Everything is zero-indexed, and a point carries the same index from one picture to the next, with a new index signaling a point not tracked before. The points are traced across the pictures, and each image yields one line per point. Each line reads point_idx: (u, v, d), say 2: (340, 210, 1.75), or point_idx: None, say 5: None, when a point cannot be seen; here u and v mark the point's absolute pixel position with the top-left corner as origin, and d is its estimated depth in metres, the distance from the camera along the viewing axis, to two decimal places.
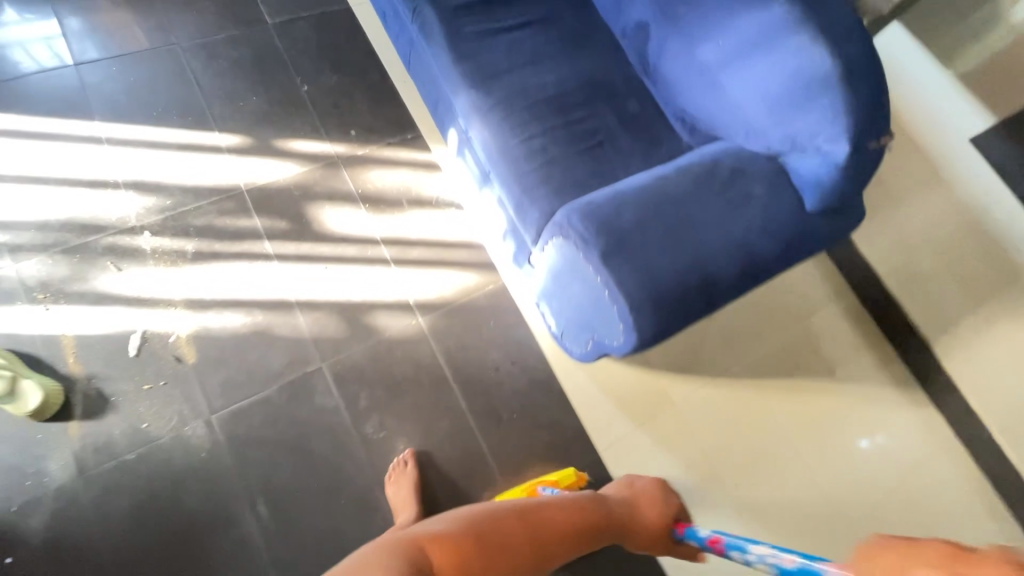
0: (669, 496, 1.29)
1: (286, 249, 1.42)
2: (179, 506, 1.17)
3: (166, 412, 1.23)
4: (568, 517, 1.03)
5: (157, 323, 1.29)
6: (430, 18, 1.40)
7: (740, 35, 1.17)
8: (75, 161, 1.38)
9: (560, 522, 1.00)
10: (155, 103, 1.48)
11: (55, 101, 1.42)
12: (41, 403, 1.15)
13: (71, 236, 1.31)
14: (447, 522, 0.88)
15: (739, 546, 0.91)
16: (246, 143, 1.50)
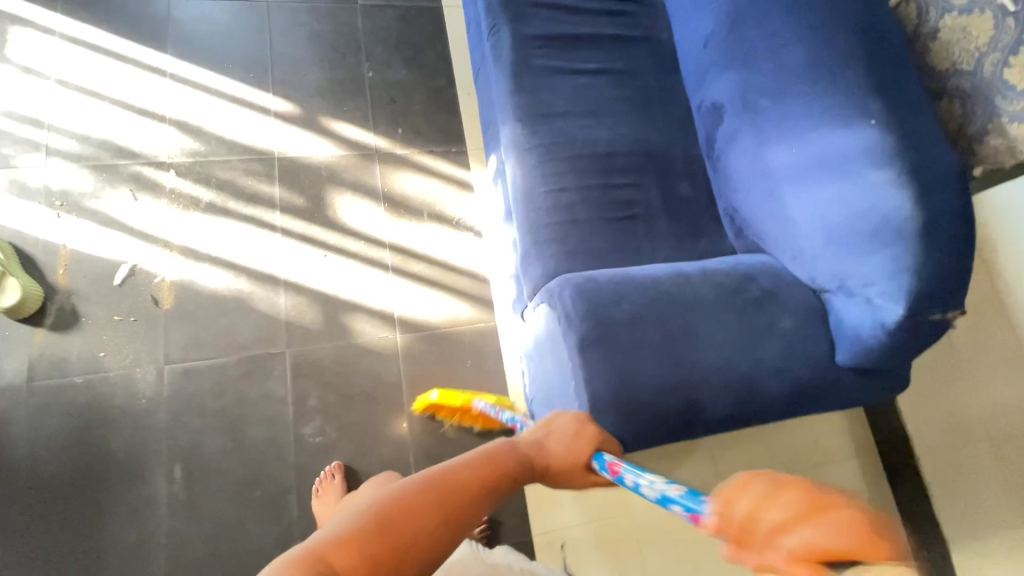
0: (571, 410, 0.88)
1: (294, 226, 1.40)
2: (102, 445, 1.16)
3: (125, 350, 1.23)
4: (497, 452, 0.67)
5: (149, 260, 1.30)
6: (503, 40, 1.34)
7: (817, 152, 1.03)
8: (136, 87, 1.43)
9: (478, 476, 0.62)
10: (226, 52, 1.52)
11: (140, 26, 1.48)
12: (16, 302, 1.17)
13: (104, 155, 1.36)
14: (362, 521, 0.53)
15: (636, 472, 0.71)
16: (295, 112, 1.50)
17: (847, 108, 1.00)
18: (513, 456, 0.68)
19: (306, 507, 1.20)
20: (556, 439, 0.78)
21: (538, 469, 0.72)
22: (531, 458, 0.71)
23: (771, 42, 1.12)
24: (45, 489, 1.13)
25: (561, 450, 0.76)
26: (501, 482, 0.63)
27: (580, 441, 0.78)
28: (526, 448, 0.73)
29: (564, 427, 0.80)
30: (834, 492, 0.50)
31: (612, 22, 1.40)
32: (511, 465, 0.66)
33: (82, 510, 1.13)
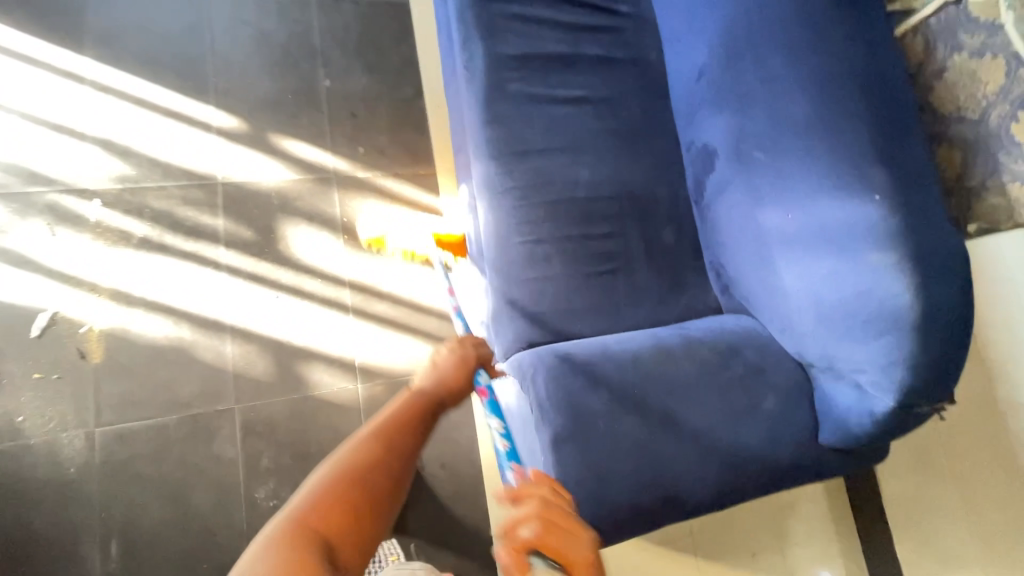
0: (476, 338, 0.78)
1: (241, 263, 1.26)
2: (25, 520, 1.06)
3: (48, 411, 1.10)
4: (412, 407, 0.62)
5: (73, 307, 1.15)
6: (475, 60, 1.19)
7: (814, 222, 0.95)
8: (51, 99, 1.24)
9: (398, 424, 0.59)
10: (156, 53, 1.32)
11: (51, 22, 1.27)
12: None
13: (15, 182, 1.18)
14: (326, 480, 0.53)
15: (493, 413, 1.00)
16: (240, 128, 1.33)
17: (848, 176, 0.91)
18: (413, 403, 0.63)
19: None
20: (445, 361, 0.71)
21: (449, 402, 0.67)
22: (436, 390, 0.66)
23: (771, 89, 1.01)
24: None
25: (452, 370, 0.70)
26: (413, 424, 0.60)
27: (461, 358, 0.71)
28: (426, 387, 0.66)
29: (451, 354, 0.72)
30: (586, 533, 0.60)
31: (597, 39, 1.25)
32: (416, 412, 0.61)
33: None
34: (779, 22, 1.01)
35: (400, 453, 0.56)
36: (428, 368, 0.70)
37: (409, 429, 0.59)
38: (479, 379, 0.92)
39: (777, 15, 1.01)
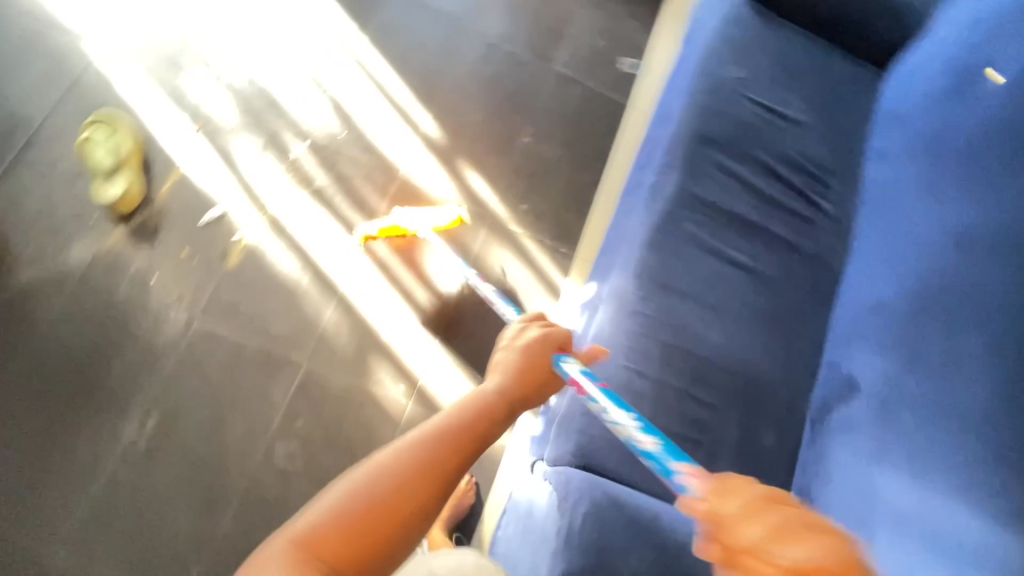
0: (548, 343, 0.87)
1: (379, 248, 1.37)
2: (107, 359, 1.18)
3: (173, 284, 1.25)
4: (473, 422, 0.68)
5: (240, 215, 1.32)
6: (664, 187, 1.25)
7: (939, 520, 0.83)
8: (322, 56, 1.48)
9: (460, 439, 0.65)
10: (413, 58, 1.54)
11: (356, 6, 1.55)
12: (115, 198, 1.24)
13: (260, 102, 1.40)
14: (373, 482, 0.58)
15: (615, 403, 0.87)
16: (440, 142, 1.48)
17: (1003, 497, 0.80)
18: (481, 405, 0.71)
19: (232, 527, 1.14)
20: (518, 358, 0.82)
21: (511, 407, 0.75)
22: (500, 400, 0.74)
23: (952, 361, 0.93)
24: (40, 372, 1.16)
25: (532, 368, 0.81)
26: (466, 446, 0.65)
27: (535, 354, 0.84)
28: (493, 393, 0.74)
29: (545, 351, 0.85)
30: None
31: (783, 222, 1.26)
32: (478, 412, 0.70)
33: (57, 409, 1.15)
34: (985, 300, 0.94)
35: (454, 451, 0.64)
36: (502, 371, 0.80)
37: (466, 424, 0.67)
38: (569, 363, 0.88)
39: (987, 291, 0.95)
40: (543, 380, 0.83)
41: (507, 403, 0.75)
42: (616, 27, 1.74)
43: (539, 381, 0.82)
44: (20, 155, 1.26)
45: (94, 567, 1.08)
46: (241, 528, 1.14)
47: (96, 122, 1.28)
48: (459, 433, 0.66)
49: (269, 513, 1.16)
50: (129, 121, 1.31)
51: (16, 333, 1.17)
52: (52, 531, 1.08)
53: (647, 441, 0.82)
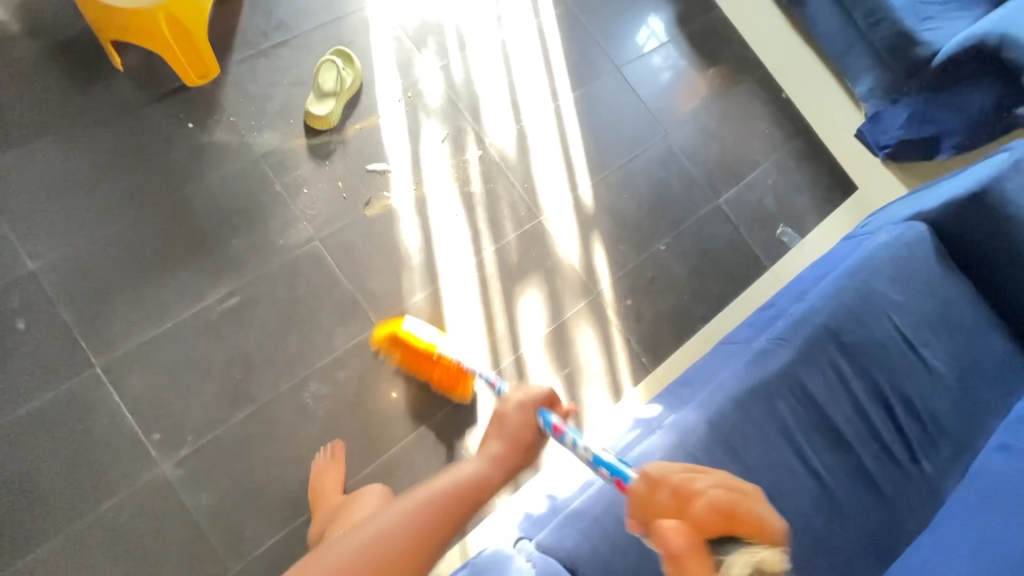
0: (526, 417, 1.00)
1: (489, 267, 1.43)
2: (232, 232, 1.31)
3: (316, 203, 1.36)
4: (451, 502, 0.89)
5: (398, 179, 1.43)
6: (774, 359, 1.23)
7: None
8: (532, 91, 1.62)
9: (437, 519, 0.86)
10: (603, 132, 1.65)
11: (580, 66, 1.69)
12: (315, 115, 1.38)
13: (464, 101, 1.55)
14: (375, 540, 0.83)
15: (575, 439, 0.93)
16: (587, 209, 1.56)
17: None
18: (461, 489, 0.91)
19: (240, 430, 1.20)
20: (500, 446, 0.98)
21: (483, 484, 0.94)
22: (477, 479, 0.94)
23: None
24: (178, 213, 1.29)
25: (513, 449, 0.98)
26: (445, 521, 0.87)
27: (513, 431, 0.99)
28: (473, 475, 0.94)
29: (520, 419, 1.00)
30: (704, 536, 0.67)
31: (863, 451, 1.21)
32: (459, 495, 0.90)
33: (172, 250, 1.27)
34: None
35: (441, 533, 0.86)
36: (487, 452, 0.97)
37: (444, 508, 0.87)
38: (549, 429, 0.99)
39: None
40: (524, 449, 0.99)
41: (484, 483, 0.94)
42: (791, 194, 1.78)
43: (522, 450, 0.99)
44: (269, 46, 1.45)
45: (121, 393, 1.18)
46: (246, 434, 1.20)
47: (338, 53, 1.45)
48: (438, 518, 0.86)
49: (273, 435, 1.21)
50: (362, 64, 1.48)
51: (181, 174, 1.32)
52: (108, 344, 1.19)
53: (603, 469, 0.89)
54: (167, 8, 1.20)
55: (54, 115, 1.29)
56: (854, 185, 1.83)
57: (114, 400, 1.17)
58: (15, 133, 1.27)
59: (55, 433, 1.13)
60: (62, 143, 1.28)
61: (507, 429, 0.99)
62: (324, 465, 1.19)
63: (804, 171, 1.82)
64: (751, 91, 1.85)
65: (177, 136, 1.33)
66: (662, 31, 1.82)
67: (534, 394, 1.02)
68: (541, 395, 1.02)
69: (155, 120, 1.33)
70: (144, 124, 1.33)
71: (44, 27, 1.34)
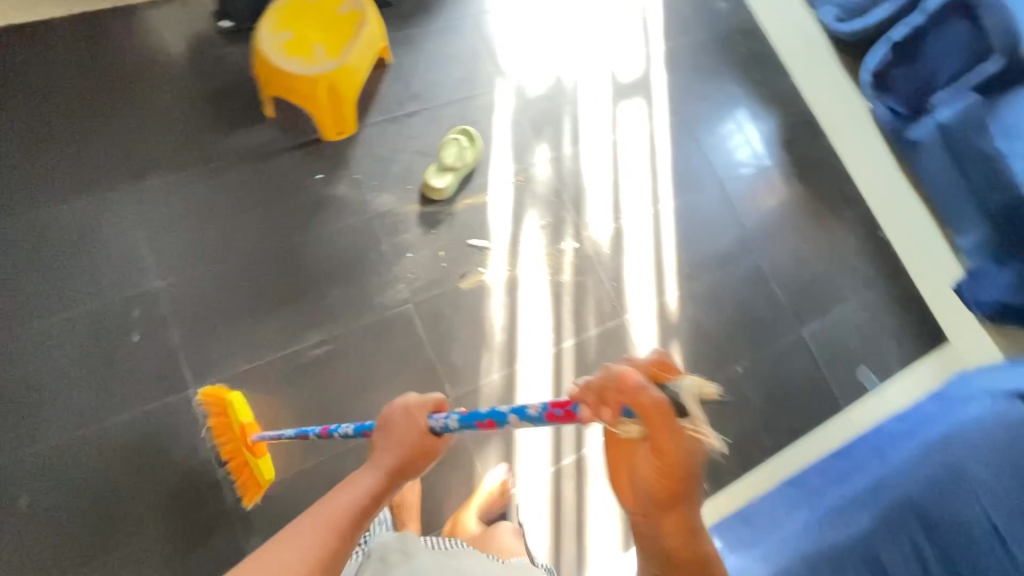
0: (411, 423, 0.84)
1: (565, 360, 1.45)
2: (336, 283, 1.38)
3: (416, 268, 1.43)
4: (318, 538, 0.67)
5: (496, 258, 1.49)
6: (854, 525, 1.18)
7: None
8: (635, 192, 1.66)
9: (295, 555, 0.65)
10: (697, 242, 1.67)
11: (684, 174, 1.74)
12: (432, 185, 1.46)
13: (570, 192, 1.60)
14: None
15: (468, 420, 0.79)
16: (670, 317, 1.56)
17: None
18: (353, 510, 0.72)
19: (304, 476, 1.26)
20: (384, 459, 0.80)
21: (365, 502, 0.74)
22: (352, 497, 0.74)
23: None
24: (292, 256, 1.38)
25: (401, 458, 0.81)
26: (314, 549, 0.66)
27: (397, 441, 0.82)
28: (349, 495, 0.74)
29: (413, 419, 0.84)
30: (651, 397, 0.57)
31: None
32: (351, 517, 0.71)
33: (278, 290, 1.35)
34: None
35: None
36: (364, 473, 0.78)
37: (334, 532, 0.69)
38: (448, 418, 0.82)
39: None
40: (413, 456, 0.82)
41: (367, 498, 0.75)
42: (878, 335, 1.73)
43: (415, 460, 0.82)
44: (403, 114, 1.55)
45: (207, 419, 1.24)
46: (309, 484, 1.25)
47: (463, 130, 1.54)
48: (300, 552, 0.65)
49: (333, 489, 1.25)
50: (482, 143, 1.56)
51: (302, 219, 1.41)
52: (207, 371, 1.27)
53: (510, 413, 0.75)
54: (330, 78, 1.30)
55: (205, 149, 1.42)
56: (946, 338, 1.76)
57: (199, 425, 1.23)
58: (168, 157, 1.39)
59: (143, 447, 1.20)
60: (206, 175, 1.40)
61: (390, 438, 0.83)
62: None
63: (895, 314, 1.76)
64: (850, 224, 1.83)
65: (305, 184, 1.44)
66: (769, 152, 1.85)
67: (424, 398, 0.88)
68: (432, 400, 0.87)
69: (290, 167, 1.44)
70: (280, 169, 1.44)
71: (213, 67, 1.48)
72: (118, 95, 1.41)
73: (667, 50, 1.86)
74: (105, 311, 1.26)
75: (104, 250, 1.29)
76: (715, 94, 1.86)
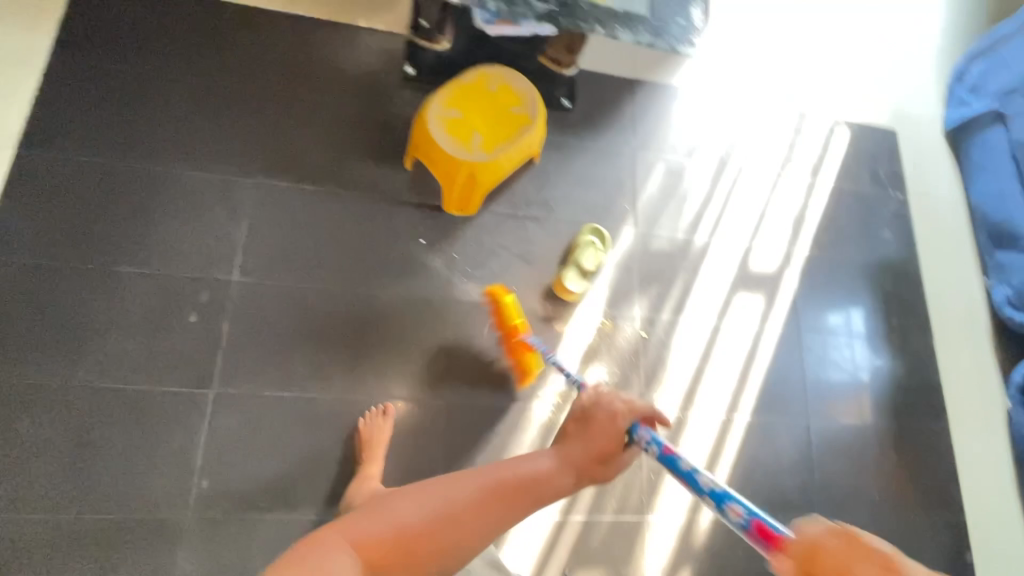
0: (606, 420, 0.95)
1: (564, 532, 1.33)
2: (386, 349, 1.36)
3: (465, 369, 1.38)
4: (486, 493, 0.83)
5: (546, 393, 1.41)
6: None
7: None
8: (714, 388, 1.53)
9: (473, 503, 0.82)
10: (756, 469, 1.50)
11: (776, 391, 1.58)
12: (569, 291, 1.47)
13: (648, 360, 1.50)
14: (386, 529, 0.78)
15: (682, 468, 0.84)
16: (692, 539, 1.39)
17: None
18: (529, 493, 0.86)
19: (263, 525, 1.20)
20: (563, 458, 0.92)
21: (534, 486, 0.87)
22: (527, 481, 0.87)
23: None
24: (361, 305, 1.37)
25: (585, 456, 0.92)
26: (485, 508, 0.82)
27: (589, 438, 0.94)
28: (529, 477, 0.87)
29: (613, 423, 0.95)
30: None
31: None
32: (525, 496, 0.86)
33: (332, 331, 1.34)
34: None
35: (473, 527, 0.80)
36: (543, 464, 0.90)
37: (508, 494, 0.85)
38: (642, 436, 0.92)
39: None
40: (594, 453, 0.93)
41: (540, 485, 0.88)
42: None
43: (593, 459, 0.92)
44: (524, 215, 1.54)
45: (208, 428, 1.23)
46: (264, 535, 1.20)
47: (592, 232, 1.53)
48: (471, 507, 0.81)
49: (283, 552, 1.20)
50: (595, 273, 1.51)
51: (386, 274, 1.41)
52: (234, 380, 1.27)
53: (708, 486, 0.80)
54: (472, 167, 1.30)
55: (337, 173, 1.46)
56: None
57: (200, 429, 1.23)
58: (301, 167, 1.44)
59: (143, 427, 1.21)
60: (323, 196, 1.43)
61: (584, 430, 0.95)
62: (374, 418, 1.29)
63: None
64: (937, 528, 1.57)
65: (404, 243, 1.44)
66: (877, 409, 1.64)
67: (636, 406, 0.96)
68: (638, 411, 0.96)
69: (400, 220, 1.45)
70: (390, 218, 1.45)
71: (380, 103, 1.54)
72: (289, 95, 1.49)
73: (811, 258, 1.74)
74: (179, 282, 1.30)
75: (208, 228, 1.35)
76: (842, 319, 1.71)
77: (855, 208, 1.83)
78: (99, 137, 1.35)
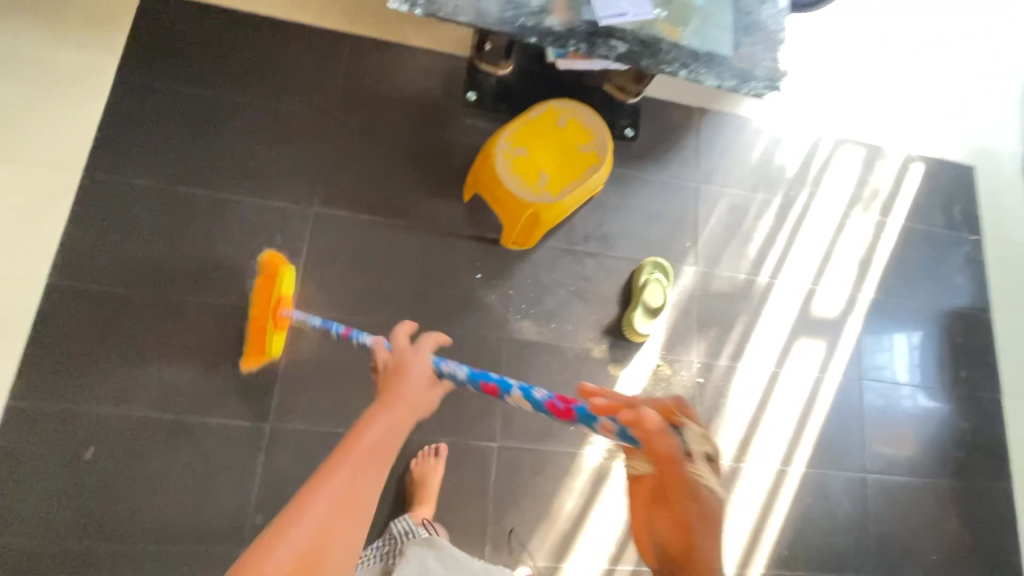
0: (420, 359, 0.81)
1: None
2: None
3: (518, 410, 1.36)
4: (346, 481, 0.58)
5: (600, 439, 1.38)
6: None
7: None
8: (770, 439, 1.48)
9: (336, 497, 0.57)
10: (810, 524, 1.46)
11: (834, 444, 1.53)
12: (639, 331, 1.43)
13: (703, 407, 1.46)
14: None
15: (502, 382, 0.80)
16: None
17: None
18: (389, 440, 0.64)
19: None
20: (399, 392, 0.73)
21: (395, 432, 0.66)
22: (377, 434, 0.64)
23: None
24: None
25: (423, 386, 0.76)
26: (351, 485, 0.58)
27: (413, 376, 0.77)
28: (374, 432, 0.64)
29: (420, 360, 0.81)
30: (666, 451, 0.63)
31: None
32: (387, 446, 0.64)
33: None
34: None
35: (359, 505, 0.58)
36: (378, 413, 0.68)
37: (368, 457, 0.61)
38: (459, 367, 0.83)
39: None
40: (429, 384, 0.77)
41: (398, 426, 0.67)
42: None
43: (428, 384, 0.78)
44: (582, 250, 1.49)
45: (265, 462, 1.24)
46: None
47: (654, 267, 1.49)
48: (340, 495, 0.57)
49: None
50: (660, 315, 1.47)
51: (442, 310, 1.38)
52: (290, 415, 1.27)
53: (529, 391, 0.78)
54: (537, 208, 1.25)
55: (394, 202, 1.43)
56: None
57: (257, 464, 1.23)
58: (358, 196, 1.42)
59: (202, 460, 1.22)
60: (380, 227, 1.41)
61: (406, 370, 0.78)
62: (427, 458, 1.28)
63: None
64: None
65: (461, 278, 1.41)
66: (938, 466, 1.58)
67: (429, 339, 0.86)
68: (432, 339, 0.86)
69: (457, 254, 1.42)
70: (447, 251, 1.42)
71: (439, 129, 1.50)
72: (348, 120, 1.46)
73: (876, 302, 1.66)
74: (238, 314, 1.30)
75: None
76: (905, 369, 1.63)
77: (926, 251, 1.73)
78: (161, 162, 1.34)
